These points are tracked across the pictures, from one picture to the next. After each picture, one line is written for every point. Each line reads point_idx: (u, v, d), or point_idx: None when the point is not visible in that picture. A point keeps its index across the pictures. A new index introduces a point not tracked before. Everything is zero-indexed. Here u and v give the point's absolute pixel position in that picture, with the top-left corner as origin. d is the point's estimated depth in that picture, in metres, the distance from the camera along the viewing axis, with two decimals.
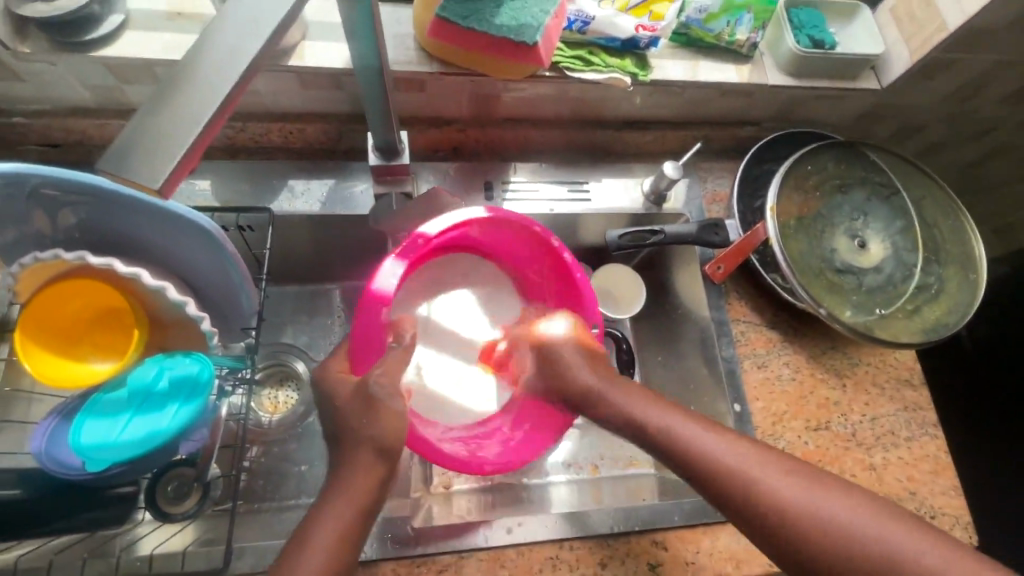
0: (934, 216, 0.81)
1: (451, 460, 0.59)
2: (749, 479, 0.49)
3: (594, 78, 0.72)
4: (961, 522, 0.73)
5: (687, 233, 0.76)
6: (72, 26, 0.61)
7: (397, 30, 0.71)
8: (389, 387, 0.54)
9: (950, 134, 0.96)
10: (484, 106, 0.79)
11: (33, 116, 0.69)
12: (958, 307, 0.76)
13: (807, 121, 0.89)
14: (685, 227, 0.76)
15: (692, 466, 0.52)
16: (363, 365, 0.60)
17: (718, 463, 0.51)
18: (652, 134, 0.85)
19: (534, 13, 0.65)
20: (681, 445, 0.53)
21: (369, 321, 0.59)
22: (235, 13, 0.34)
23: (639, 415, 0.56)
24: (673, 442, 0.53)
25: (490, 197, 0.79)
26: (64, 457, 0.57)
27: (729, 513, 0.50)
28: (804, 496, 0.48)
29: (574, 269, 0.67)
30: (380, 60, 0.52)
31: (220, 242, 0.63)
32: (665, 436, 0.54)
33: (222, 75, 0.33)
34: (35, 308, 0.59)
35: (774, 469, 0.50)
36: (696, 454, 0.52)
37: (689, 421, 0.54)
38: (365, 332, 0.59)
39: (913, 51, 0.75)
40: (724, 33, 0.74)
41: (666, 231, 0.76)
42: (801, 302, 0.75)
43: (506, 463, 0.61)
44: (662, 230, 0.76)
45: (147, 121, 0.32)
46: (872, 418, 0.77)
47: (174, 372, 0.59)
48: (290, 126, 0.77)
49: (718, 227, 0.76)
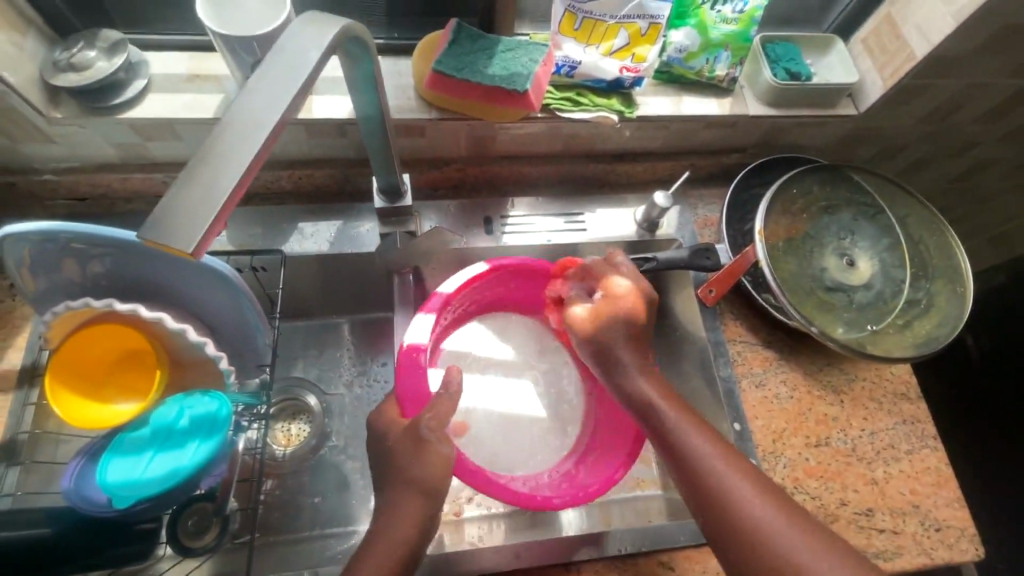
0: (920, 233, 0.84)
1: (517, 495, 0.62)
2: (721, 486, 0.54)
3: (583, 117, 0.77)
4: (966, 534, 0.74)
5: (679, 259, 0.79)
6: (101, 93, 0.66)
7: (397, 81, 0.76)
8: (438, 432, 0.56)
9: (932, 152, 0.99)
10: (481, 146, 0.83)
11: (62, 173, 0.74)
12: (948, 320, 0.78)
13: (792, 146, 0.92)
14: (676, 253, 0.79)
15: (678, 458, 0.57)
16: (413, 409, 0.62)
17: (697, 461, 0.55)
18: (642, 165, 0.89)
19: (524, 63, 0.71)
20: (685, 451, 0.56)
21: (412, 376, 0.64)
22: (260, 89, 0.38)
23: (673, 432, 0.58)
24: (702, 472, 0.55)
25: (489, 231, 0.83)
26: (93, 495, 0.60)
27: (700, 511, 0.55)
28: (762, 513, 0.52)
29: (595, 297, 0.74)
30: (380, 111, 0.56)
31: (235, 283, 0.67)
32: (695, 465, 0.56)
33: (249, 146, 0.36)
34: (64, 353, 0.63)
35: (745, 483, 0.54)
36: (681, 448, 0.57)
37: (684, 419, 0.59)
38: (410, 386, 0.64)
39: (886, 78, 0.79)
40: (704, 70, 0.79)
41: (658, 258, 0.79)
42: (794, 321, 0.77)
43: (574, 497, 0.64)
44: (653, 257, 0.79)
45: (179, 192, 0.34)
46: (872, 432, 0.79)
47: (194, 411, 0.63)
48: (299, 173, 0.82)
49: (710, 252, 0.79)
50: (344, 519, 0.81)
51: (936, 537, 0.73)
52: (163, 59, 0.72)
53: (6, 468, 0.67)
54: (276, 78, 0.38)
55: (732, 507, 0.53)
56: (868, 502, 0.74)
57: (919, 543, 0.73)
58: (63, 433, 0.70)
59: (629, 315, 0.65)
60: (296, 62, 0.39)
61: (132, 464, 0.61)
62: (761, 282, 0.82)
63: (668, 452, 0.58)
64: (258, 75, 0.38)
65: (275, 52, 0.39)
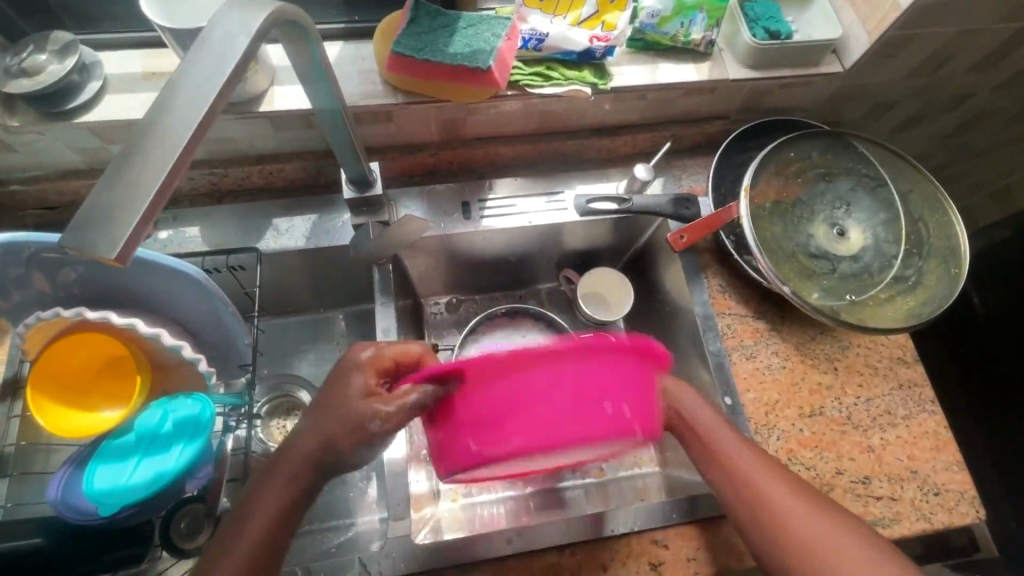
0: (921, 211, 0.80)
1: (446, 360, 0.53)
2: (743, 479, 0.60)
3: (554, 92, 0.74)
4: (966, 497, 0.72)
5: (657, 205, 0.80)
6: (57, 97, 0.65)
7: (361, 66, 0.73)
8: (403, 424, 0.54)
9: (925, 106, 0.95)
10: (454, 129, 0.80)
11: (28, 182, 0.73)
12: (934, 301, 0.74)
13: (777, 109, 0.89)
14: (655, 200, 0.80)
15: (714, 457, 0.62)
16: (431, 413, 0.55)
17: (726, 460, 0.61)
18: (622, 139, 0.86)
19: (487, 39, 0.68)
20: (714, 449, 0.62)
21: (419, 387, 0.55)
22: (185, 82, 0.36)
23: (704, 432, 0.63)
24: (747, 491, 0.59)
25: (468, 216, 0.82)
26: (79, 503, 0.61)
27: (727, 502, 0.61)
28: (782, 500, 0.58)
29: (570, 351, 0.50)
30: (338, 101, 0.54)
31: (206, 286, 0.66)
32: (737, 481, 0.60)
33: (172, 141, 0.34)
34: (44, 364, 0.63)
35: (765, 476, 0.60)
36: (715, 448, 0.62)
37: (714, 421, 0.64)
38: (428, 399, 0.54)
39: (870, 32, 0.75)
40: (679, 34, 0.76)
41: (636, 202, 0.80)
42: (768, 281, 0.76)
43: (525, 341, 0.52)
44: (632, 201, 0.80)
45: (100, 193, 0.32)
46: (867, 399, 0.77)
47: (177, 414, 0.63)
48: (268, 168, 0.80)
49: (689, 202, 0.81)
50: (343, 511, 0.82)
51: (936, 502, 0.72)
52: (116, 59, 0.70)
53: None
54: (201, 69, 0.36)
55: (757, 500, 0.58)
56: (864, 471, 0.73)
57: (918, 509, 0.71)
58: (54, 443, 0.70)
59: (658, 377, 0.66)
60: (223, 49, 0.37)
61: (119, 470, 0.62)
62: (742, 244, 0.80)
63: (712, 469, 0.62)
64: (182, 67, 0.36)
65: (199, 41, 0.37)
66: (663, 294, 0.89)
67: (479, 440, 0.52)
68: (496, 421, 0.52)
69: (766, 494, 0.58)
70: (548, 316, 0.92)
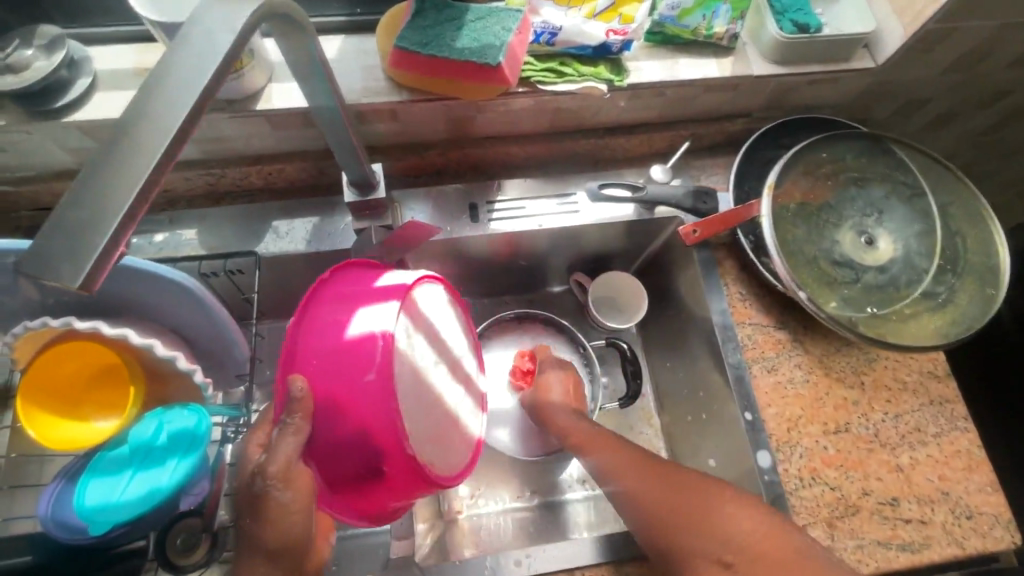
0: (959, 224, 0.75)
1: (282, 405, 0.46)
2: (677, 500, 0.60)
3: (567, 89, 0.70)
4: (1001, 521, 0.68)
5: (670, 194, 0.78)
6: (45, 95, 0.62)
7: (363, 61, 0.70)
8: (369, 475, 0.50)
9: (959, 103, 0.90)
10: (460, 128, 0.76)
11: (19, 183, 0.70)
12: (963, 322, 0.69)
13: (803, 106, 0.84)
14: (669, 189, 0.78)
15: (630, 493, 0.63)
16: (345, 462, 0.45)
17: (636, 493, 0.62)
18: (638, 138, 0.82)
19: (497, 32, 0.64)
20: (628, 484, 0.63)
21: (322, 448, 0.45)
22: (163, 83, 0.32)
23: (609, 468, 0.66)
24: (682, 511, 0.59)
25: (475, 218, 0.78)
26: (71, 520, 0.58)
27: (663, 531, 0.59)
28: (727, 518, 0.57)
29: (322, 302, 0.49)
30: (335, 99, 0.50)
31: (204, 300, 0.64)
32: (669, 504, 0.60)
33: (147, 151, 0.30)
34: (34, 374, 0.60)
35: (712, 496, 0.59)
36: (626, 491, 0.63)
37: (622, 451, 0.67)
38: (331, 450, 0.45)
39: (906, 25, 0.70)
40: (701, 28, 0.71)
41: (649, 190, 0.78)
42: (783, 285, 0.73)
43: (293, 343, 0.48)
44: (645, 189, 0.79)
45: (65, 211, 0.29)
46: (895, 416, 0.73)
47: (173, 426, 0.61)
48: (267, 168, 0.77)
49: (707, 196, 0.78)
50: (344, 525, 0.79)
51: (968, 526, 0.68)
52: (108, 55, 0.67)
53: None
54: (183, 70, 0.33)
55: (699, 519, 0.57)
56: (892, 492, 0.69)
57: (949, 533, 0.67)
58: (46, 455, 0.67)
59: (570, 407, 0.75)
60: (206, 48, 0.33)
61: (112, 485, 0.59)
62: (761, 245, 0.76)
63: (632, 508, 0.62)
64: (161, 66, 0.33)
65: (179, 38, 0.33)
66: (679, 301, 0.85)
67: (363, 400, 0.44)
68: (349, 378, 0.45)
69: (709, 512, 0.58)
70: (559, 321, 0.89)
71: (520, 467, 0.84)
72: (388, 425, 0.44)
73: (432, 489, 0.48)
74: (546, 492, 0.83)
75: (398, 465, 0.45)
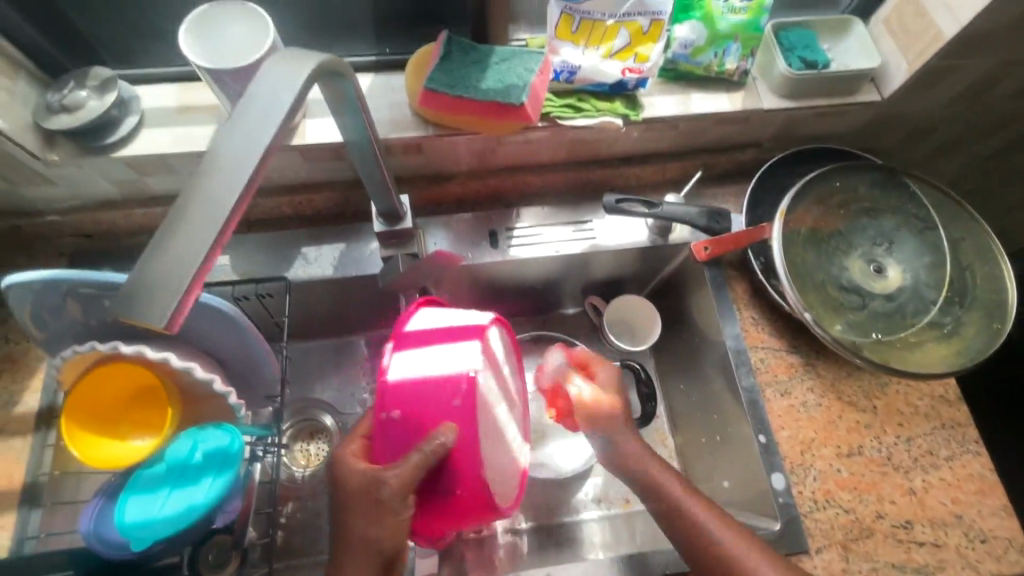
0: (968, 256, 0.77)
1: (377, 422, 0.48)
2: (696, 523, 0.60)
3: (585, 123, 0.74)
4: (1015, 545, 0.69)
5: (685, 214, 0.78)
6: (95, 132, 0.66)
7: (393, 98, 0.74)
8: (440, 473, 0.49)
9: (964, 132, 0.92)
10: (482, 159, 0.80)
11: (66, 213, 0.75)
12: (967, 352, 0.71)
13: (812, 137, 0.87)
14: (684, 210, 0.78)
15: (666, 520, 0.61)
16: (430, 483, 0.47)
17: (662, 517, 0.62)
18: (652, 167, 0.85)
19: (519, 73, 0.68)
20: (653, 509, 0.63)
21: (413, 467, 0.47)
22: (232, 140, 0.35)
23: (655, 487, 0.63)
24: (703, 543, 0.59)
25: (495, 244, 0.81)
26: (111, 536, 0.60)
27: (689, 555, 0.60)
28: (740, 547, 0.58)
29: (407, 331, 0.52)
30: (366, 133, 0.54)
31: (239, 323, 0.68)
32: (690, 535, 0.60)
33: (220, 204, 0.34)
34: (79, 395, 0.63)
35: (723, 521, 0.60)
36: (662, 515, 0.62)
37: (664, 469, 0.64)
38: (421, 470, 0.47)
39: (910, 62, 0.74)
40: (712, 65, 0.75)
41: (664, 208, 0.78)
42: (789, 305, 0.75)
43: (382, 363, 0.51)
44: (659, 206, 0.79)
45: (147, 260, 0.32)
46: (908, 439, 0.74)
47: (207, 445, 0.64)
48: (299, 198, 0.81)
49: (721, 216, 0.78)
50: None
51: (982, 550, 0.69)
52: (154, 94, 0.72)
53: (29, 511, 0.67)
54: (248, 126, 0.36)
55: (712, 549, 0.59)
56: (906, 515, 0.70)
57: (963, 557, 0.68)
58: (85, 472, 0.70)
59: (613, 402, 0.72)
60: (268, 106, 0.36)
61: (149, 502, 0.62)
62: (771, 267, 0.79)
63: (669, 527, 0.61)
64: (229, 123, 0.36)
65: (245, 97, 0.37)
66: (692, 324, 0.87)
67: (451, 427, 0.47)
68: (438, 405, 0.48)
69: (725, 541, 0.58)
70: (573, 342, 0.91)
71: (537, 486, 0.85)
72: (470, 453, 0.47)
73: (495, 515, 0.51)
74: (562, 510, 0.84)
75: (471, 490, 0.48)
